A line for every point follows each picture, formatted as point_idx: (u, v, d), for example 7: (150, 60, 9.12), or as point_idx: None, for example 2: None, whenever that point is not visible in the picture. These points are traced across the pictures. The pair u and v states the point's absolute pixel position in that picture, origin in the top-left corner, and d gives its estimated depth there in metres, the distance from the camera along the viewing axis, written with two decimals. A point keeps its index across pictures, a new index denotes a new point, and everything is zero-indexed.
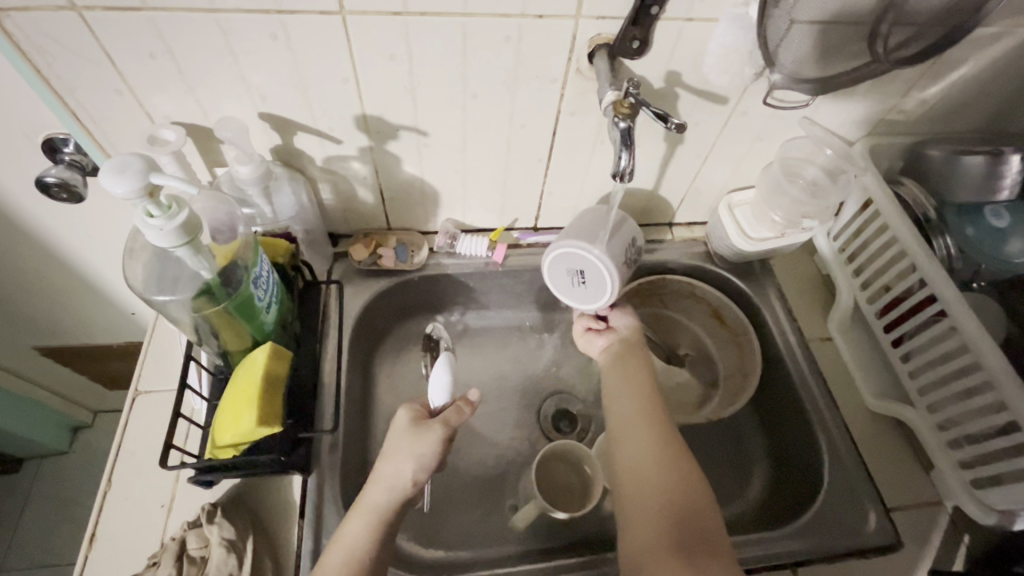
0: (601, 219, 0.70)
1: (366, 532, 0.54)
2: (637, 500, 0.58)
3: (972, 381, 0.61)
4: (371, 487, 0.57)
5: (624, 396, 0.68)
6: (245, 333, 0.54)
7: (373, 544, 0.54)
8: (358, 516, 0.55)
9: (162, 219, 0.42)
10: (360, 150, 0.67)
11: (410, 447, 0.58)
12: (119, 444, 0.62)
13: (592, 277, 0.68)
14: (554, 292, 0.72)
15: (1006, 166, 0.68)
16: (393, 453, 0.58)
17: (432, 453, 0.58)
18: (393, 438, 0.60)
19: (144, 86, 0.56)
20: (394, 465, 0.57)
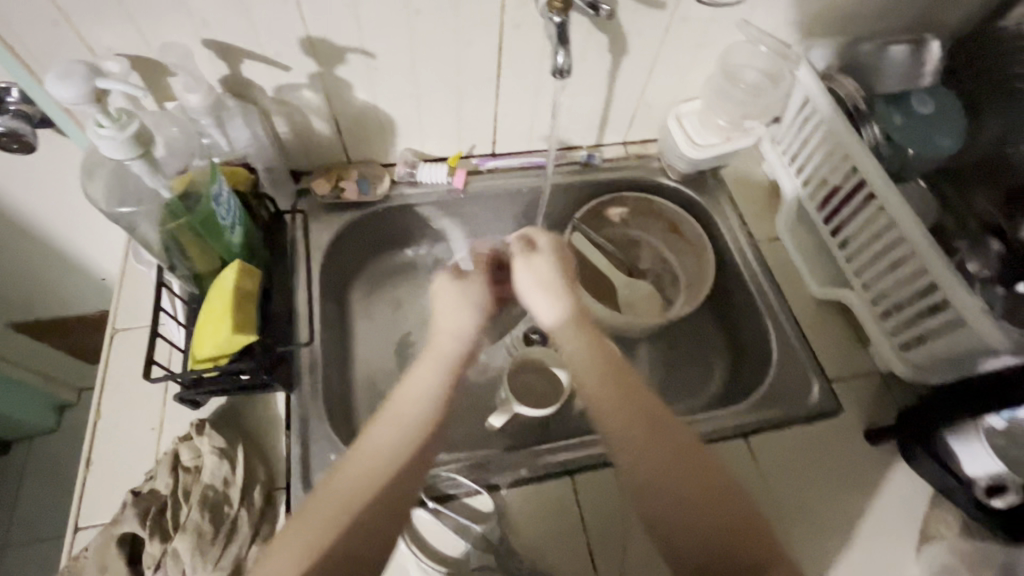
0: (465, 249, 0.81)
1: (441, 373, 0.56)
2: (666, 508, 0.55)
3: (899, 254, 0.66)
4: (439, 335, 0.60)
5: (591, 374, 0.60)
6: (212, 253, 0.56)
7: (446, 385, 0.56)
8: (430, 360, 0.57)
9: (114, 128, 0.44)
10: (310, 77, 0.68)
11: (469, 298, 0.62)
12: (103, 377, 0.64)
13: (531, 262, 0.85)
14: None
15: (927, 52, 0.76)
16: (447, 308, 0.61)
17: (480, 304, 0.63)
18: (442, 296, 0.63)
19: (80, 15, 0.55)
20: (455, 316, 0.61)
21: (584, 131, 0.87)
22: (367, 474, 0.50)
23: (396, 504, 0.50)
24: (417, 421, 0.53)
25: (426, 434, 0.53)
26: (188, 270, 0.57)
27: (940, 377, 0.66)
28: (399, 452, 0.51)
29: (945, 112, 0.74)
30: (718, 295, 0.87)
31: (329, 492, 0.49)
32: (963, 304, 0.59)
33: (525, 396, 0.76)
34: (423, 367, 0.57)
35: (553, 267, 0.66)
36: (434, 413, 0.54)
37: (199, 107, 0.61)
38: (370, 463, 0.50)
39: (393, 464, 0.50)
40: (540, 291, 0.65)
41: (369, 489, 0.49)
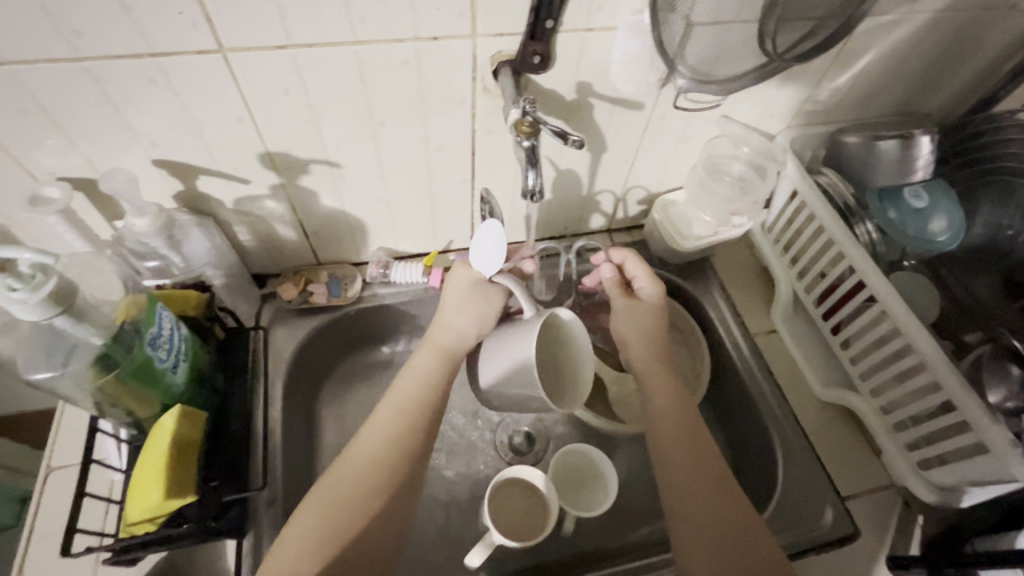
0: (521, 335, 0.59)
1: (435, 364, 0.63)
2: (690, 560, 0.55)
3: (908, 364, 0.61)
4: (438, 330, 0.65)
5: (660, 387, 0.67)
6: (150, 399, 0.51)
7: (442, 373, 0.63)
8: (429, 351, 0.64)
9: (25, 291, 0.40)
10: (272, 188, 0.64)
11: (477, 308, 0.65)
12: (32, 527, 0.57)
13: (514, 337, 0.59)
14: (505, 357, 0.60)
15: (918, 148, 0.70)
16: (460, 304, 0.65)
17: (493, 313, 0.66)
18: (456, 290, 0.66)
19: (18, 144, 0.51)
20: (462, 317, 0.65)
21: (566, 221, 0.83)
22: (380, 456, 0.56)
23: (410, 483, 0.57)
24: (421, 403, 0.60)
25: (426, 419, 0.60)
26: (125, 417, 0.51)
27: (966, 502, 0.59)
28: (401, 437, 0.58)
29: (940, 203, 0.73)
30: (716, 392, 0.80)
31: (341, 481, 0.55)
32: (986, 431, 0.53)
33: (505, 521, 0.67)
34: (419, 358, 0.64)
35: (656, 316, 0.72)
36: (428, 401, 0.61)
37: (147, 230, 0.57)
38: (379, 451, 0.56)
39: (400, 446, 0.57)
40: (629, 329, 0.71)
41: (386, 467, 0.56)
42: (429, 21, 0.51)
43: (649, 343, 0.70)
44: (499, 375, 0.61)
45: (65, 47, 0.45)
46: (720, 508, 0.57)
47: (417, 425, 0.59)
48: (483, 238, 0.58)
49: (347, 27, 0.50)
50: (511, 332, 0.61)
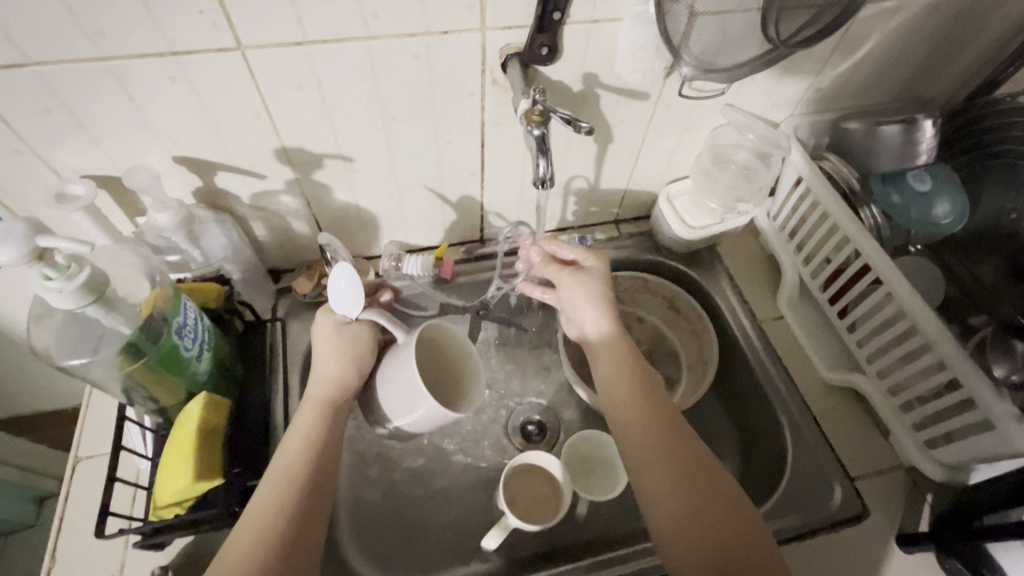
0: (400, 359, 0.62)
1: (317, 419, 0.60)
2: (653, 506, 0.58)
3: (913, 344, 0.62)
4: (315, 384, 0.62)
5: (624, 392, 0.66)
6: (176, 386, 0.53)
7: (323, 426, 0.60)
8: (309, 409, 0.60)
9: (60, 280, 0.43)
10: (287, 183, 0.65)
11: (348, 350, 0.63)
12: (62, 515, 0.59)
13: (394, 363, 0.62)
14: (390, 384, 0.62)
15: (920, 132, 0.70)
16: (329, 353, 0.62)
17: (365, 351, 0.65)
18: (322, 341, 0.63)
19: (44, 143, 0.53)
20: (334, 365, 0.62)
21: (573, 212, 0.84)
22: (265, 526, 0.52)
23: (300, 548, 0.52)
24: (301, 466, 0.56)
25: (313, 476, 0.56)
26: (151, 404, 0.54)
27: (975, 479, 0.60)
28: (287, 500, 0.54)
29: (944, 186, 0.74)
30: (724, 378, 0.82)
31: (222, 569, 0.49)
32: (992, 407, 0.54)
33: (520, 507, 0.69)
34: (300, 415, 0.60)
35: (603, 282, 0.71)
36: (312, 459, 0.57)
37: (168, 225, 0.59)
38: (261, 525, 0.52)
39: (285, 513, 0.53)
40: (580, 299, 0.71)
41: (270, 540, 0.51)
42: (439, 16, 0.52)
43: (603, 308, 0.70)
44: (396, 402, 0.62)
45: (90, 47, 0.47)
46: (681, 457, 0.60)
47: (303, 485, 0.55)
48: (335, 282, 0.60)
49: (360, 23, 0.51)
50: (391, 358, 0.63)
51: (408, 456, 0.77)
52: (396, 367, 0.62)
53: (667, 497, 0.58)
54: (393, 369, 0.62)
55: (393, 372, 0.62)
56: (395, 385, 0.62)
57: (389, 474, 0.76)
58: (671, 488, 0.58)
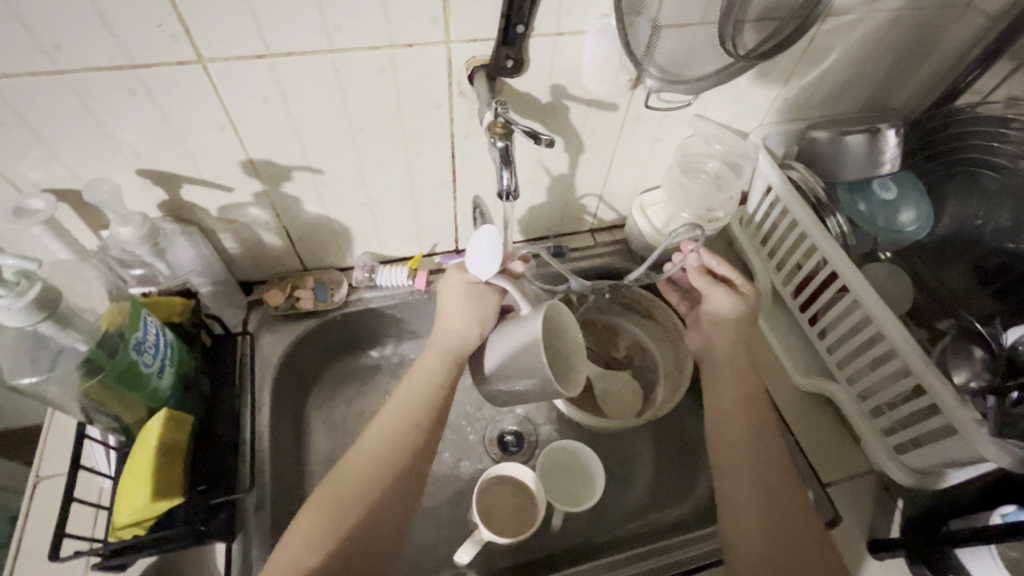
0: (524, 329, 0.58)
1: (441, 367, 0.63)
2: (722, 474, 0.61)
3: (879, 351, 0.63)
4: (441, 332, 0.65)
5: (732, 368, 0.67)
6: (135, 403, 0.51)
7: (446, 374, 0.63)
8: (435, 355, 0.64)
9: (8, 296, 0.42)
10: (255, 195, 0.65)
11: (476, 310, 0.64)
12: (20, 536, 0.58)
13: (518, 331, 0.59)
14: (508, 351, 0.59)
15: (884, 141, 0.72)
16: (458, 309, 0.64)
17: (492, 312, 0.65)
18: (452, 293, 0.65)
19: (2, 156, 0.52)
20: (462, 320, 0.64)
21: (548, 222, 0.84)
22: (380, 456, 0.57)
23: (409, 484, 0.56)
24: (421, 406, 0.61)
25: (431, 421, 0.60)
26: (112, 422, 0.52)
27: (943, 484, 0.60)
28: (404, 437, 0.58)
29: (909, 195, 0.74)
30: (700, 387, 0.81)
31: (341, 484, 0.55)
32: (954, 414, 0.55)
33: (495, 518, 0.68)
34: (426, 359, 0.64)
35: (745, 304, 0.70)
36: (430, 403, 0.61)
37: (132, 239, 0.58)
38: (378, 453, 0.57)
39: (399, 445, 0.58)
40: (720, 313, 0.71)
41: (385, 471, 0.56)
42: (404, 29, 0.52)
43: (739, 322, 0.70)
44: (506, 368, 0.60)
45: (46, 60, 0.47)
46: (762, 438, 0.62)
47: (419, 426, 0.59)
48: (476, 242, 0.61)
49: (323, 36, 0.51)
50: (514, 327, 0.60)
51: None
52: (520, 336, 0.58)
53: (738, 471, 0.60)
54: (517, 336, 0.58)
55: (518, 339, 0.58)
56: (512, 354, 0.59)
57: None
58: (744, 464, 0.60)
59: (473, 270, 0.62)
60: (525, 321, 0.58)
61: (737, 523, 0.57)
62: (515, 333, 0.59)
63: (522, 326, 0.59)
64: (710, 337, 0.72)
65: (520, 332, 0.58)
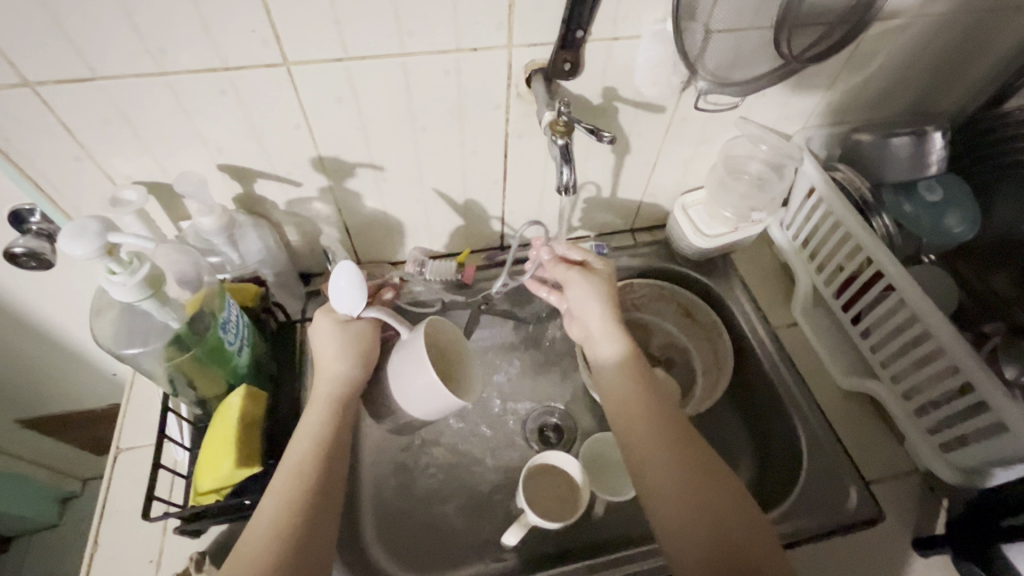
0: (409, 351, 0.60)
1: (324, 417, 0.60)
2: (658, 509, 0.58)
3: (926, 350, 0.64)
4: (321, 380, 0.63)
5: (627, 406, 0.66)
6: (218, 379, 0.56)
7: (330, 422, 0.60)
8: (317, 407, 0.61)
9: (125, 275, 0.46)
10: (321, 191, 0.69)
11: (341, 348, 0.62)
12: (105, 502, 0.62)
13: (403, 356, 0.61)
14: (398, 377, 0.61)
15: (929, 144, 0.73)
16: (334, 350, 0.62)
17: (371, 346, 0.64)
18: (322, 340, 0.63)
19: (104, 150, 0.58)
20: (342, 361, 0.62)
21: (591, 221, 0.87)
22: (277, 524, 0.52)
23: (310, 544, 0.53)
24: (310, 464, 0.57)
25: (324, 473, 0.57)
26: (193, 395, 0.56)
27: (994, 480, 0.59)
28: (299, 495, 0.55)
29: (954, 198, 0.75)
30: (739, 384, 0.83)
31: (239, 554, 0.51)
32: (1003, 410, 0.55)
33: (539, 505, 0.71)
34: (307, 414, 0.61)
35: (609, 282, 0.73)
36: (321, 457, 0.58)
37: (212, 228, 0.63)
38: (273, 523, 0.53)
39: (296, 506, 0.54)
40: (590, 297, 0.71)
41: (280, 538, 0.52)
42: (470, 34, 0.56)
43: (610, 310, 0.71)
44: (403, 395, 0.61)
45: (151, 63, 0.51)
46: (686, 469, 0.59)
47: (312, 484, 0.55)
48: (334, 280, 0.59)
49: (396, 41, 0.55)
50: (397, 354, 0.62)
51: (430, 455, 0.80)
52: (405, 359, 0.60)
53: (672, 500, 0.58)
54: (403, 361, 0.61)
55: (404, 363, 0.60)
56: (405, 378, 0.60)
57: (411, 472, 0.78)
58: (678, 489, 0.58)
59: (341, 310, 0.60)
60: (411, 344, 0.60)
61: (682, 558, 0.55)
62: (396, 362, 0.61)
63: (408, 349, 0.61)
64: (605, 373, 0.70)
65: (405, 356, 0.61)
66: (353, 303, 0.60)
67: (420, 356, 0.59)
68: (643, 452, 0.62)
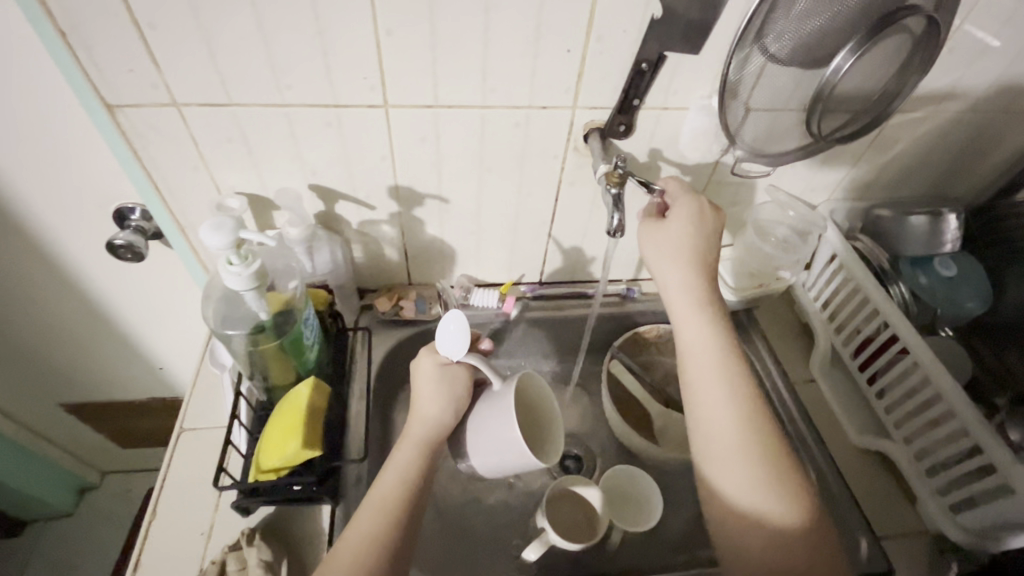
0: (498, 406, 0.64)
1: (416, 458, 0.63)
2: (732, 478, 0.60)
3: (937, 411, 0.68)
4: (416, 422, 0.66)
5: (708, 350, 0.67)
6: (291, 367, 0.64)
7: (421, 467, 0.63)
8: (410, 445, 0.64)
9: (240, 266, 0.53)
10: (391, 215, 0.78)
11: (448, 393, 0.67)
12: (166, 474, 0.68)
13: (492, 408, 0.65)
14: (483, 427, 0.65)
15: (945, 224, 0.81)
16: (431, 393, 0.66)
17: (461, 393, 0.68)
18: (424, 379, 0.68)
19: (218, 164, 0.67)
20: (436, 406, 0.66)
21: (625, 267, 0.94)
22: (362, 554, 0.55)
23: None
24: (394, 504, 0.59)
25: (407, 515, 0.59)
26: (265, 381, 0.65)
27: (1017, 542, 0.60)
28: (378, 545, 0.56)
29: (968, 275, 0.81)
30: None
31: None
32: (1010, 473, 0.59)
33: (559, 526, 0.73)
34: (400, 450, 0.64)
35: (697, 241, 0.69)
36: (407, 497, 0.60)
37: (296, 238, 0.71)
38: (358, 553, 0.55)
39: (379, 546, 0.56)
40: (664, 253, 0.70)
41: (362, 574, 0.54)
42: (542, 94, 0.65)
43: (688, 265, 0.70)
44: (483, 447, 0.65)
45: (277, 96, 0.62)
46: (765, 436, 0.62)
47: (395, 523, 0.58)
48: (445, 324, 0.67)
49: (480, 94, 0.64)
50: (489, 406, 0.65)
51: (455, 470, 0.84)
52: (495, 414, 0.64)
53: (741, 464, 0.60)
54: (492, 414, 0.65)
55: (493, 416, 0.65)
56: (492, 433, 0.64)
57: (437, 484, 0.83)
58: (754, 446, 0.61)
59: (446, 352, 0.67)
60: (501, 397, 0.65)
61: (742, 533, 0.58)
62: (484, 412, 0.66)
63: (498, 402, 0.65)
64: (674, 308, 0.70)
65: (495, 409, 0.65)
66: (455, 349, 0.66)
67: (506, 415, 0.63)
68: (732, 401, 0.63)
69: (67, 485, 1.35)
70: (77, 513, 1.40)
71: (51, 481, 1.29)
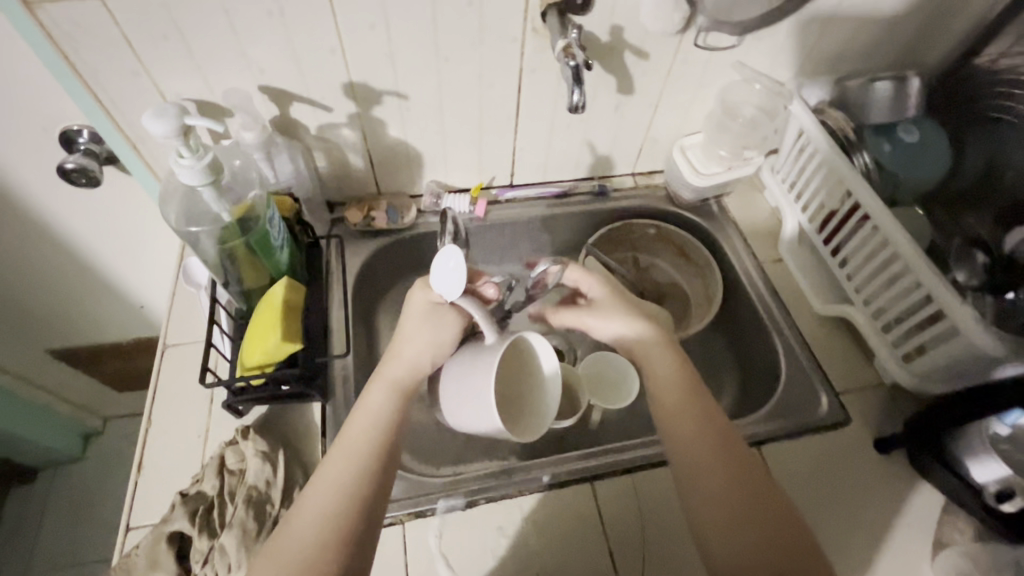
0: (482, 363, 0.59)
1: (391, 400, 0.60)
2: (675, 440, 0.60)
3: (894, 269, 0.71)
4: (392, 363, 0.62)
5: (655, 348, 0.67)
6: (263, 268, 0.64)
7: (397, 409, 0.60)
8: (383, 387, 0.61)
9: (193, 158, 0.53)
10: (349, 117, 0.75)
11: (427, 335, 0.63)
12: (156, 386, 0.70)
13: (477, 361, 0.60)
14: (465, 376, 0.61)
15: (909, 87, 0.81)
16: (413, 333, 0.63)
17: (450, 337, 0.64)
18: (412, 317, 0.64)
19: (158, 67, 0.64)
20: (415, 347, 0.63)
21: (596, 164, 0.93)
22: (335, 503, 0.53)
23: (369, 527, 0.54)
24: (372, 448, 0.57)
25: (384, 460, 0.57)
26: (240, 283, 0.65)
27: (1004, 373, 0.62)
28: (355, 492, 0.54)
29: (930, 137, 0.82)
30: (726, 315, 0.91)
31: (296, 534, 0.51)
32: (956, 313, 0.63)
33: None
34: (372, 393, 0.61)
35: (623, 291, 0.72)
36: (382, 442, 0.58)
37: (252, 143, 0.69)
38: (335, 500, 0.53)
39: (357, 491, 0.54)
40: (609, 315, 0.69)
41: (341, 521, 0.52)
42: None
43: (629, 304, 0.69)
44: (459, 399, 0.62)
45: None
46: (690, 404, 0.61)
47: (373, 468, 0.56)
48: (442, 261, 0.60)
49: None
50: (477, 358, 0.60)
51: None
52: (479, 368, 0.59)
53: (686, 431, 0.60)
54: (477, 365, 0.60)
55: (475, 372, 0.60)
56: (471, 387, 0.60)
57: None
58: (689, 417, 0.60)
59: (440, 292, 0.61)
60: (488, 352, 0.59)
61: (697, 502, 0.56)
62: (470, 361, 0.61)
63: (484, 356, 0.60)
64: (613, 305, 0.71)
65: (479, 363, 0.60)
66: (447, 291, 0.61)
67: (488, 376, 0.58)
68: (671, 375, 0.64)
69: (71, 432, 1.35)
70: (85, 459, 1.42)
71: (54, 428, 1.30)
